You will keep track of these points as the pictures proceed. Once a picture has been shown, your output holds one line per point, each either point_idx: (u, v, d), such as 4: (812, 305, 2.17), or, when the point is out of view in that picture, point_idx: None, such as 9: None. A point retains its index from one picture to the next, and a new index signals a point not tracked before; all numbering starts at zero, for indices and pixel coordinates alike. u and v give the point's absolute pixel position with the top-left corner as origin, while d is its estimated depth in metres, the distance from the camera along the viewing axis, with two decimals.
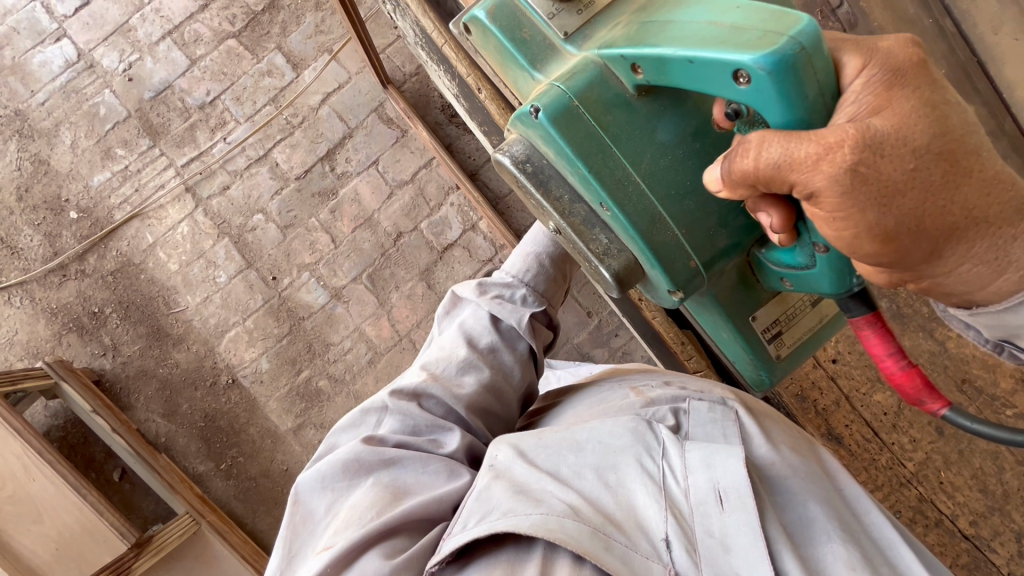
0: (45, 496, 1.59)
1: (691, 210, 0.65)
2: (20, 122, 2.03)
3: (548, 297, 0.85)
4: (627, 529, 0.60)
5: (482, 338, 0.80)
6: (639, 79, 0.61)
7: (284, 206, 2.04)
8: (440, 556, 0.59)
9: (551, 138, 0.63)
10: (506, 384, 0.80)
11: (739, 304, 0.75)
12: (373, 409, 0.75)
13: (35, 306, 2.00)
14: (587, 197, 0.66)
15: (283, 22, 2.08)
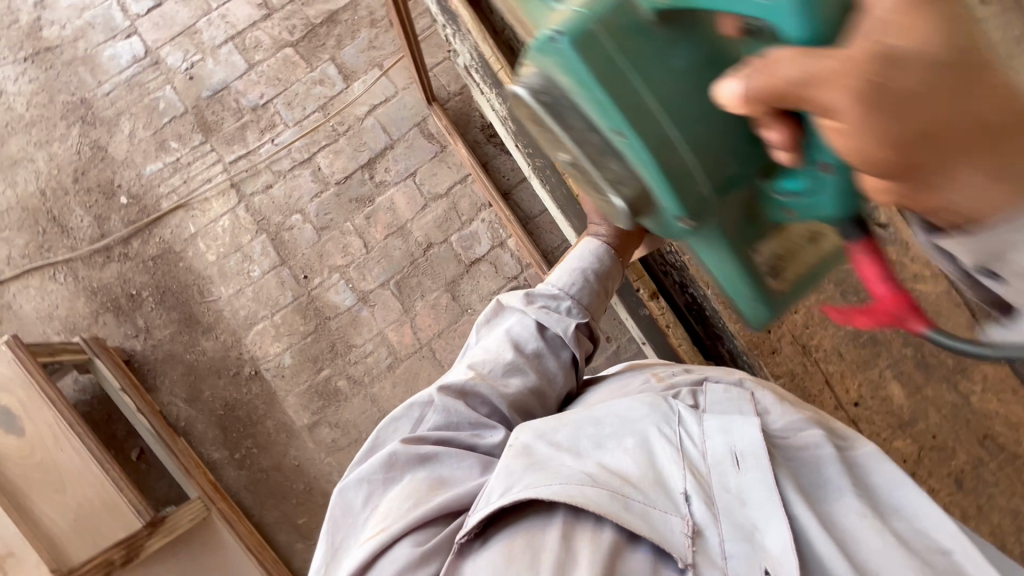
0: (69, 467, 1.63)
1: (705, 129, 0.56)
2: (84, 110, 2.15)
3: (592, 310, 0.88)
4: (647, 488, 0.67)
5: (527, 343, 0.82)
6: (660, 1, 0.52)
7: (322, 209, 2.12)
8: (466, 528, 0.64)
9: (569, 68, 0.54)
10: (547, 387, 0.83)
11: (745, 235, 0.68)
12: (417, 404, 0.78)
13: (78, 284, 2.08)
14: (600, 123, 0.57)
15: (339, 35, 2.18)
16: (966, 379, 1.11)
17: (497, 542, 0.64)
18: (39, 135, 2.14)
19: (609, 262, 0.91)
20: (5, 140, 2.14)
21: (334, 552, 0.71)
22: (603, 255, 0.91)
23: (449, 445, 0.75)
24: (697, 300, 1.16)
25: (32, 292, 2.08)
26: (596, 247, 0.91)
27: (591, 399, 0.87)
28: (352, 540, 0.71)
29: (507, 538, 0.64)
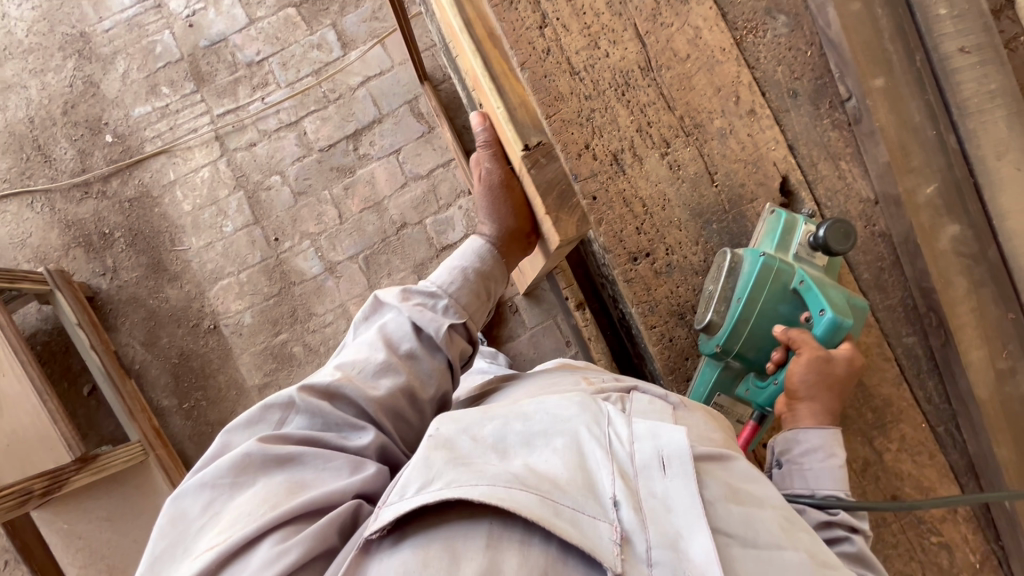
0: (11, 392, 1.65)
1: (762, 333, 0.90)
2: (82, 44, 2.15)
3: (470, 310, 0.93)
4: (575, 492, 0.60)
5: (401, 343, 0.85)
6: (797, 286, 0.87)
7: (302, 173, 2.12)
8: (378, 525, 0.55)
9: (750, 261, 0.90)
10: (421, 389, 0.83)
11: (723, 383, 0.96)
12: (276, 405, 0.75)
13: (53, 215, 2.11)
14: (733, 285, 0.91)
15: (343, 2, 2.15)
16: (882, 436, 1.03)
17: (404, 550, 0.56)
18: (35, 63, 2.15)
19: (490, 263, 0.99)
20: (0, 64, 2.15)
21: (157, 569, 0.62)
22: (484, 255, 0.99)
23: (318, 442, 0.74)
24: (626, 318, 1.10)
25: (8, 217, 2.11)
26: (479, 245, 1.00)
27: (520, 392, 0.86)
28: (181, 553, 0.63)
29: (418, 544, 0.56)
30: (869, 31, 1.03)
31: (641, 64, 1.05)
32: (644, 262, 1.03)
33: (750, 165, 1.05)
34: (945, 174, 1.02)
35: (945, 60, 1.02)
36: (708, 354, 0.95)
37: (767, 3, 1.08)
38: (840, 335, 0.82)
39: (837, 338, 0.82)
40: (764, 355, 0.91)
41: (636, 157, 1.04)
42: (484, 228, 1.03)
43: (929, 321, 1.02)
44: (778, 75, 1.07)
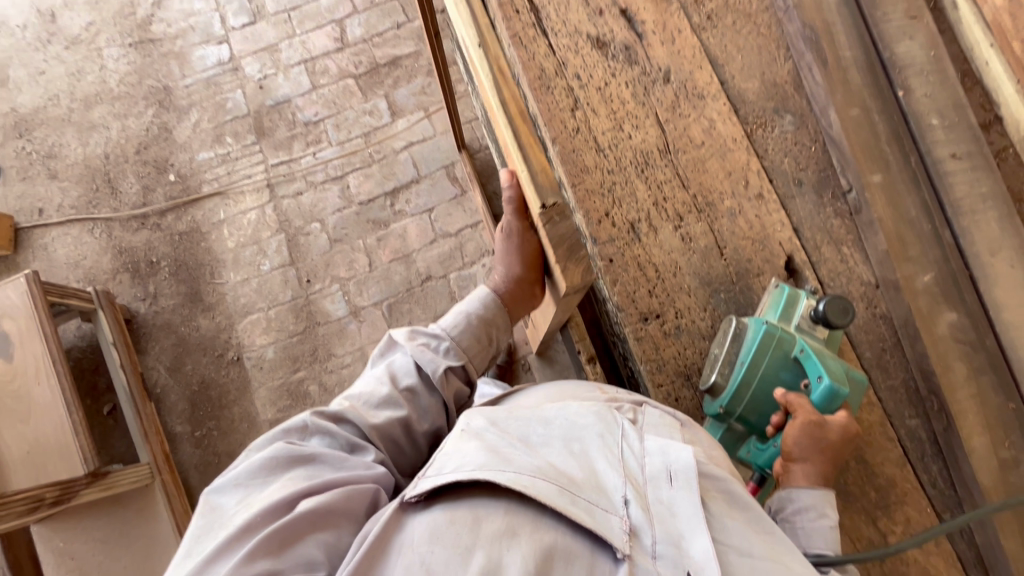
0: (41, 402, 1.70)
1: (763, 396, 0.94)
2: (164, 96, 2.43)
3: (468, 356, 1.02)
4: (591, 488, 0.69)
5: (403, 379, 0.93)
6: (797, 354, 0.92)
7: (340, 222, 2.28)
8: (416, 492, 0.67)
9: (754, 327, 0.96)
10: (417, 420, 0.90)
11: (726, 444, 1.00)
12: (291, 431, 0.81)
13: (109, 241, 2.28)
14: (737, 349, 0.97)
15: (397, 77, 2.41)
16: (887, 517, 1.03)
17: (436, 511, 0.65)
18: (120, 108, 2.41)
19: (491, 311, 1.08)
20: (90, 107, 2.41)
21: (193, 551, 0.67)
22: (487, 304, 1.09)
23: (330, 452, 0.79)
24: (634, 376, 1.15)
25: (69, 240, 2.28)
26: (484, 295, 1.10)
27: (548, 389, 0.98)
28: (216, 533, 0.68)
29: (448, 507, 0.65)
30: (868, 133, 1.14)
31: (660, 146, 1.18)
32: (655, 322, 1.10)
33: (758, 243, 1.14)
34: (941, 265, 1.09)
35: (938, 163, 1.12)
36: (711, 414, 0.99)
37: (775, 103, 1.21)
38: (836, 402, 0.86)
39: (834, 405, 0.86)
40: (765, 418, 0.95)
41: (651, 227, 1.14)
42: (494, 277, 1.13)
43: (931, 405, 1.04)
44: (785, 166, 1.18)
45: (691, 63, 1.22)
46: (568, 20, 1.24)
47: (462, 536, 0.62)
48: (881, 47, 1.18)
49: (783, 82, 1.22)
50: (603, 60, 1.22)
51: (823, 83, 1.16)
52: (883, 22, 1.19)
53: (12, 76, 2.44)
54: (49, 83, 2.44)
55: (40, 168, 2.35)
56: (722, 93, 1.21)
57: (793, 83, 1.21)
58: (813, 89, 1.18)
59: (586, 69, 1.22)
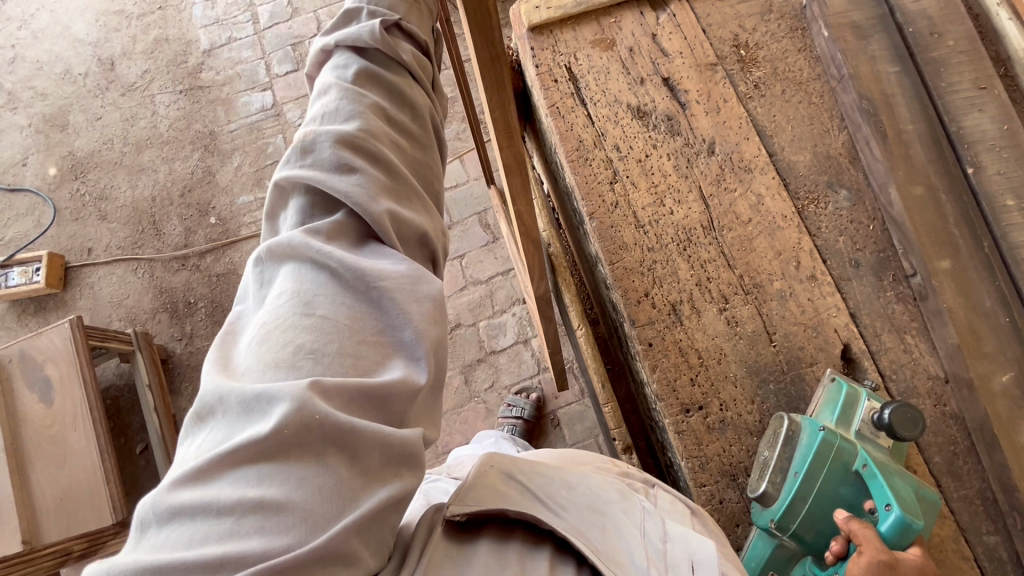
0: (75, 447, 1.71)
1: (819, 515, 0.86)
2: (209, 140, 2.51)
3: (402, 12, 0.69)
4: (616, 562, 0.61)
5: (346, 70, 0.64)
6: (861, 468, 0.84)
7: None
8: (454, 512, 0.60)
9: (810, 433, 0.88)
10: (399, 114, 0.64)
11: (779, 562, 0.90)
12: (276, 209, 0.58)
13: (151, 281, 2.34)
14: (792, 456, 0.89)
15: None
16: None
17: (479, 548, 0.58)
18: (168, 152, 2.50)
19: None
20: (140, 151, 2.52)
21: (196, 419, 0.46)
22: None
23: (337, 241, 0.54)
24: (673, 467, 1.08)
25: (113, 279, 2.36)
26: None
27: (548, 456, 0.89)
28: (220, 409, 0.45)
29: (492, 546, 0.59)
30: (934, 215, 1.05)
31: (704, 223, 1.12)
32: (697, 415, 1.02)
33: (810, 329, 1.06)
34: (1022, 363, 0.98)
35: (1015, 249, 1.02)
36: (761, 526, 0.90)
37: (829, 177, 1.14)
38: (908, 537, 0.77)
39: (906, 540, 0.77)
40: (823, 538, 0.86)
41: (694, 309, 1.07)
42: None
43: (1014, 522, 0.94)
44: (840, 245, 1.10)
45: (737, 134, 1.17)
46: (608, 90, 1.21)
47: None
48: (947, 121, 1.10)
49: (838, 154, 1.15)
50: (644, 130, 1.18)
51: (882, 158, 1.08)
52: (949, 93, 1.11)
53: (72, 121, 2.58)
54: (105, 128, 2.56)
55: (91, 209, 2.45)
56: (771, 166, 1.15)
57: (849, 156, 1.14)
58: (871, 163, 1.11)
59: (626, 140, 1.18)
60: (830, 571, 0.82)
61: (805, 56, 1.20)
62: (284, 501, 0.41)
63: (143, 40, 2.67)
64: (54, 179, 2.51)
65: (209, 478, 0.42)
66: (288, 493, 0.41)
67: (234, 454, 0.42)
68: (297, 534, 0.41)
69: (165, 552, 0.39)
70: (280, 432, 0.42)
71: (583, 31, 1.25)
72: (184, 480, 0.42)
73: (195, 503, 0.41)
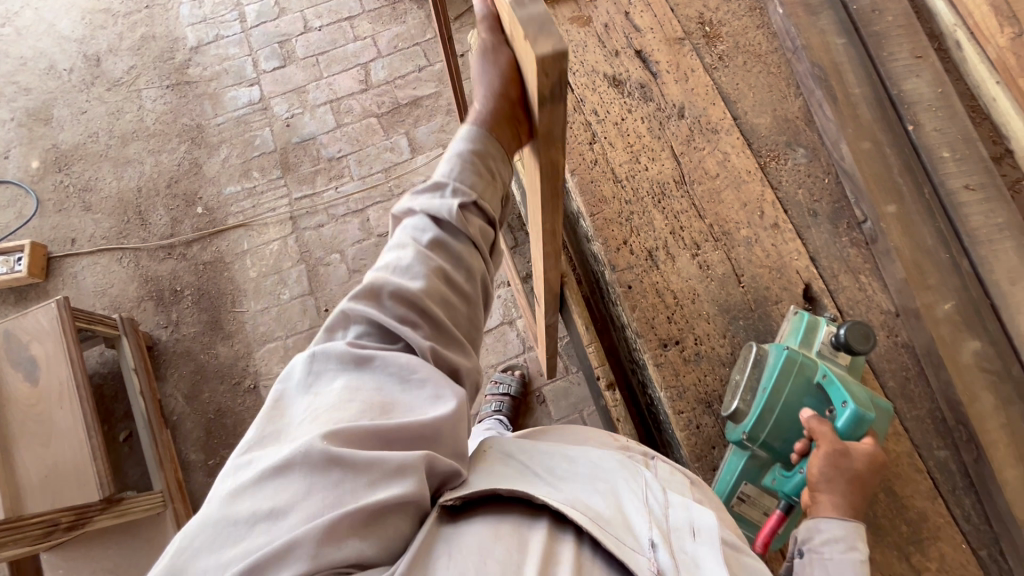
0: (61, 425, 1.71)
1: (786, 424, 0.94)
2: (196, 133, 2.55)
3: (480, 189, 0.75)
4: (615, 524, 0.64)
5: (423, 235, 0.73)
6: (821, 378, 0.92)
7: (360, 253, 2.32)
8: (453, 495, 0.62)
9: (774, 353, 0.97)
10: (457, 273, 0.73)
11: (750, 471, 0.97)
12: (335, 327, 0.69)
13: (136, 270, 2.35)
14: (760, 377, 0.97)
15: (417, 116, 2.50)
16: (920, 553, 0.99)
17: (475, 526, 0.60)
18: (154, 145, 2.53)
19: (485, 141, 0.75)
20: (126, 144, 2.54)
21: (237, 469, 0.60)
22: (477, 136, 0.75)
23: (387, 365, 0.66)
24: (655, 403, 1.15)
25: (98, 268, 2.36)
26: (470, 131, 0.76)
27: (553, 428, 0.90)
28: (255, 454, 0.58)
29: (491, 523, 0.61)
30: (880, 166, 1.17)
31: (676, 178, 1.22)
32: (674, 349, 1.10)
33: (775, 271, 1.15)
34: (961, 294, 1.08)
35: (951, 194, 1.14)
36: (733, 442, 0.98)
37: (787, 137, 1.25)
38: (863, 428, 0.86)
39: (860, 430, 0.86)
40: (789, 444, 0.94)
41: (669, 255, 1.16)
42: (476, 107, 0.75)
43: (959, 435, 1.03)
44: (799, 197, 1.20)
45: (704, 100, 1.27)
46: (586, 61, 1.31)
47: (509, 555, 0.57)
48: (889, 85, 1.23)
49: (795, 117, 1.26)
50: (619, 96, 1.28)
51: (834, 118, 1.20)
52: (889, 61, 1.24)
53: (56, 115, 2.59)
54: (90, 122, 2.57)
55: (75, 200, 2.46)
56: (735, 128, 1.25)
57: (804, 119, 1.26)
58: (824, 124, 1.22)
59: (603, 105, 1.27)
60: (797, 469, 0.91)
61: (764, 32, 1.32)
62: (291, 504, 0.53)
63: (129, 38, 2.71)
64: (37, 172, 2.51)
65: (238, 499, 0.54)
66: (295, 500, 0.53)
67: (257, 476, 0.55)
68: (297, 528, 0.51)
69: (197, 558, 0.51)
70: (293, 454, 0.55)
71: (561, 9, 1.36)
72: (221, 504, 0.55)
73: (224, 518, 0.53)
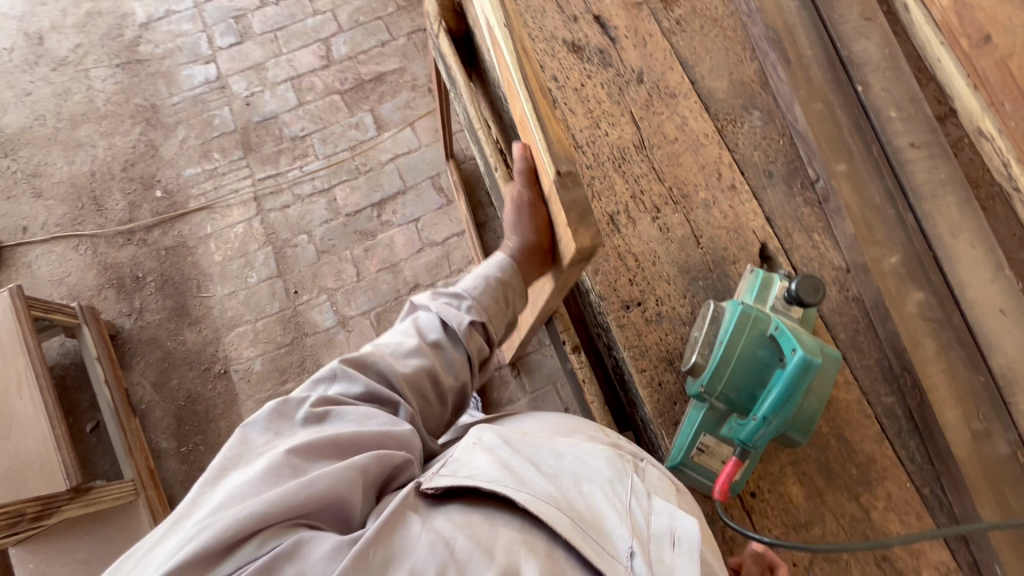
0: (22, 416, 1.67)
1: (741, 375, 0.97)
2: (151, 113, 2.45)
3: (490, 313, 0.90)
4: (595, 527, 0.65)
5: (430, 333, 0.86)
6: (773, 330, 0.96)
7: (328, 234, 2.28)
8: (435, 483, 0.65)
9: (731, 309, 1.00)
10: (445, 375, 0.84)
11: (709, 423, 1.01)
12: (321, 379, 0.76)
13: (94, 257, 2.27)
14: (717, 332, 1.00)
15: (382, 93, 2.45)
16: (869, 493, 1.04)
17: (450, 515, 0.63)
18: (106, 127, 2.43)
19: (512, 274, 0.93)
20: (76, 126, 2.43)
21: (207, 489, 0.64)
22: (506, 267, 0.93)
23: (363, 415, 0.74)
24: (620, 365, 1.18)
25: (53, 257, 2.27)
26: (501, 259, 0.94)
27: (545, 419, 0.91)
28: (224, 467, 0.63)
29: (464, 510, 0.64)
30: (831, 126, 1.20)
31: (636, 143, 1.23)
32: (636, 310, 1.13)
33: (732, 231, 1.18)
34: (906, 247, 1.13)
35: (898, 152, 1.18)
36: (693, 395, 1.01)
37: (743, 101, 1.27)
38: (810, 373, 0.89)
39: (809, 376, 0.89)
40: (745, 394, 0.97)
41: (630, 219, 1.18)
42: (508, 241, 0.93)
43: (905, 381, 1.08)
44: (755, 159, 1.23)
45: (662, 64, 1.28)
46: (544, 26, 1.29)
47: (477, 545, 0.59)
48: (840, 47, 1.25)
49: (750, 81, 1.28)
50: (579, 62, 1.28)
51: (787, 80, 1.22)
52: (840, 23, 1.26)
53: None
54: (35, 104, 2.46)
55: (25, 186, 2.36)
56: (693, 92, 1.27)
57: (759, 82, 1.28)
58: (778, 87, 1.24)
59: (563, 71, 1.27)
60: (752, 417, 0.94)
61: None
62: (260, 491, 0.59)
63: (73, 14, 2.57)
64: None
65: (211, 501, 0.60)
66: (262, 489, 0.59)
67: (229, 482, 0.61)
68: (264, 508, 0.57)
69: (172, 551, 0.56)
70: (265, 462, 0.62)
71: None
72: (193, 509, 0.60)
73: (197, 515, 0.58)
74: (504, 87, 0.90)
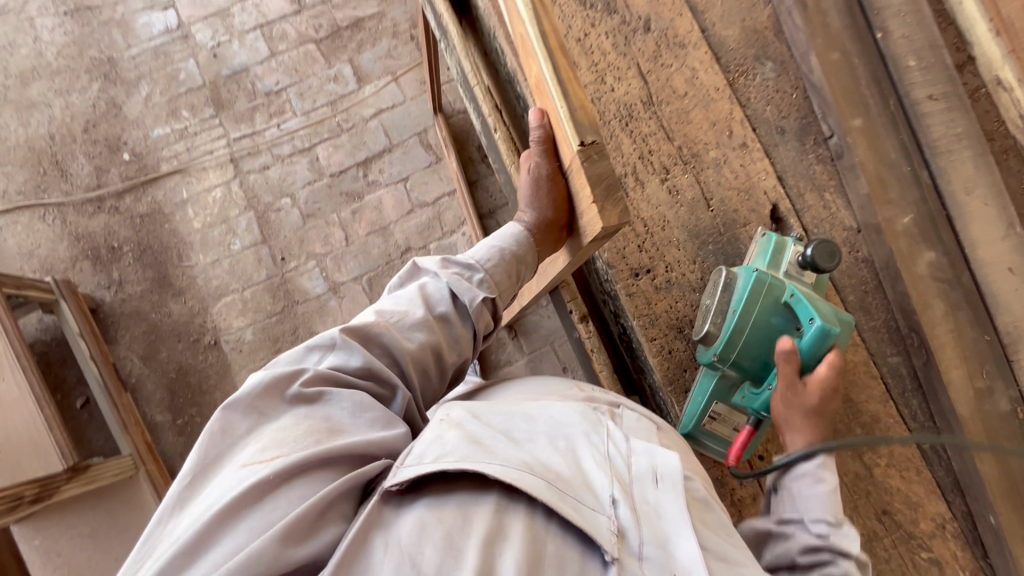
0: (6, 398, 1.61)
1: (755, 343, 0.95)
2: (108, 68, 2.26)
3: (500, 289, 0.86)
4: (576, 482, 0.64)
5: (437, 306, 0.80)
6: (789, 298, 0.93)
7: (312, 197, 2.18)
8: (396, 480, 0.59)
9: (744, 276, 0.97)
10: (447, 350, 0.80)
11: (721, 391, 1.01)
12: (317, 347, 0.71)
13: (64, 227, 2.15)
14: (729, 300, 0.98)
15: (361, 41, 2.28)
16: (871, 451, 1.07)
17: (417, 509, 0.58)
18: (61, 84, 2.24)
19: (527, 246, 0.89)
20: (27, 84, 2.23)
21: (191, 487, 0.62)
22: (521, 238, 0.88)
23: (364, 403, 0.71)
24: (627, 332, 1.16)
25: (19, 228, 2.14)
26: (517, 230, 0.89)
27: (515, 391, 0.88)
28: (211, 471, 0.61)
29: (432, 504, 0.58)
30: (847, 78, 1.14)
31: (643, 99, 1.16)
32: (645, 278, 1.10)
33: (743, 193, 1.14)
34: (919, 206, 1.11)
35: (915, 105, 1.13)
36: (706, 364, 1.00)
37: (756, 50, 1.19)
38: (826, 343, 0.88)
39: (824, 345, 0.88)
40: (759, 362, 0.96)
41: (638, 181, 1.13)
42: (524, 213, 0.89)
43: (912, 341, 1.08)
44: (767, 114, 1.17)
45: (670, 11, 1.19)
46: None
47: (450, 540, 0.55)
48: None
49: (763, 28, 1.20)
50: (581, 9, 1.18)
51: (804, 27, 1.14)
52: None
53: None
54: None
55: None
56: (703, 41, 1.18)
57: (773, 29, 1.20)
58: (793, 34, 1.17)
59: (565, 19, 1.17)
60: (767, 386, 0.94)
61: None
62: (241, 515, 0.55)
63: None
64: None
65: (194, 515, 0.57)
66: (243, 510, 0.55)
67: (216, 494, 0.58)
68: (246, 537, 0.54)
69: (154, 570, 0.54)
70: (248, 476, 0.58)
71: None
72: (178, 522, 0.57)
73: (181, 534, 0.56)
74: (515, 41, 0.83)
